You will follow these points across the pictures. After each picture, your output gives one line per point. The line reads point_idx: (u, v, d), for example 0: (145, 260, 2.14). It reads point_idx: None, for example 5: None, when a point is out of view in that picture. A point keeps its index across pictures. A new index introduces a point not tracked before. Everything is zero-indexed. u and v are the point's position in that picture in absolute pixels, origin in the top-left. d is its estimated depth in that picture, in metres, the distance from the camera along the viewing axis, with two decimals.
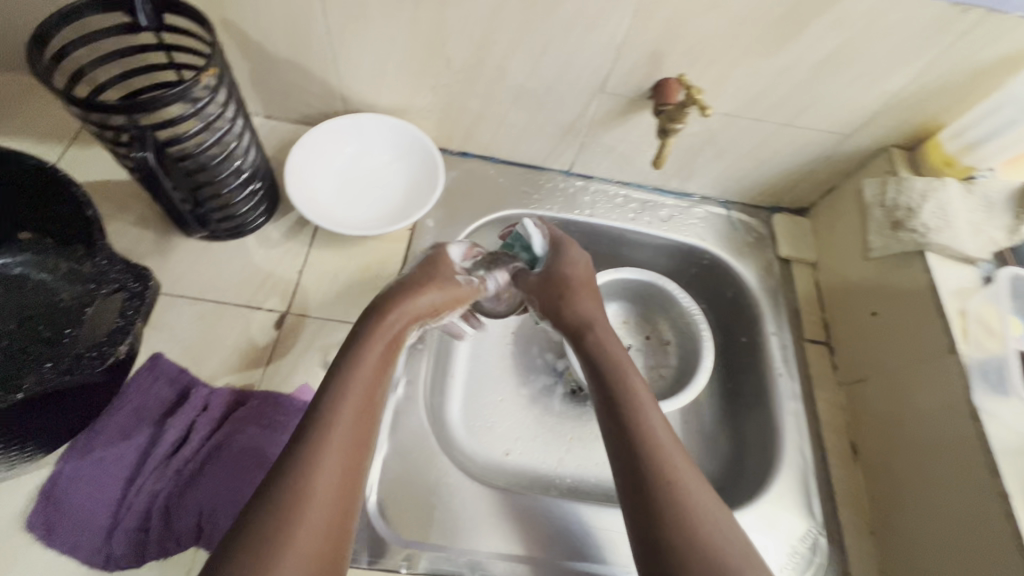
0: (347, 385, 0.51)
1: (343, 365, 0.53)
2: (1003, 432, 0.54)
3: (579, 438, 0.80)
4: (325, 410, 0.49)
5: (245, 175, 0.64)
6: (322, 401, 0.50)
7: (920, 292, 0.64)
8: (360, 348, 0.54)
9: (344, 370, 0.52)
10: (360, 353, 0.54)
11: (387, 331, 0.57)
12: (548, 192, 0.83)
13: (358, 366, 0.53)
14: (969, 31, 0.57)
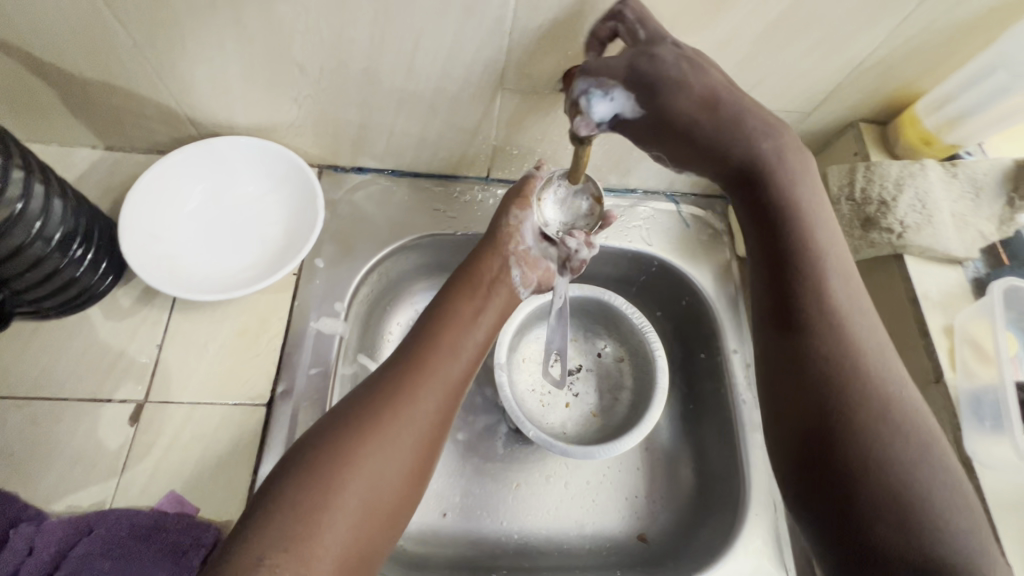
0: (451, 329, 0.51)
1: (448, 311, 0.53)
2: (999, 480, 0.45)
3: (528, 483, 0.70)
4: (424, 350, 0.49)
5: (56, 238, 0.51)
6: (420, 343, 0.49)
7: (900, 306, 0.53)
8: (464, 296, 0.54)
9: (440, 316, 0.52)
10: (463, 302, 0.54)
11: (485, 274, 0.57)
12: (464, 206, 0.70)
13: (462, 314, 0.53)
14: None
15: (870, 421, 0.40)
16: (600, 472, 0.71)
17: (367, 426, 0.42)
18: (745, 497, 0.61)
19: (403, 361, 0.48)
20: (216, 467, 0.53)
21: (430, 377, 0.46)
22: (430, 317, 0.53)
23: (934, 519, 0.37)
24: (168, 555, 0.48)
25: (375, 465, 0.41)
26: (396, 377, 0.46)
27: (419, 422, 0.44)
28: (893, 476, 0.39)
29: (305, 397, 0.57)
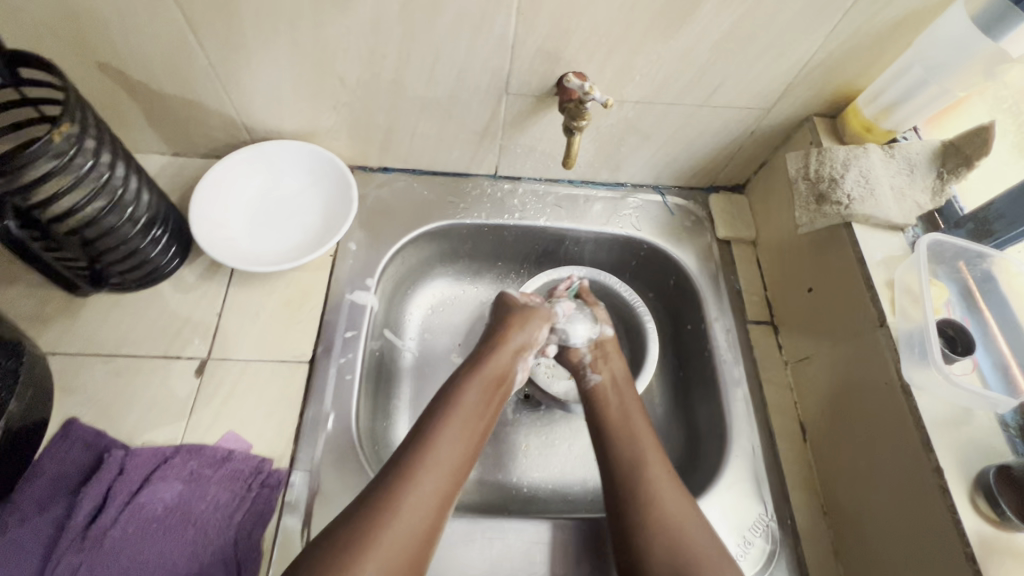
0: (449, 425, 0.57)
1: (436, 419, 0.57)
2: (934, 402, 0.53)
3: (535, 445, 0.79)
4: (422, 449, 0.55)
5: (142, 221, 0.62)
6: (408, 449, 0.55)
7: (849, 266, 0.62)
8: (461, 398, 0.60)
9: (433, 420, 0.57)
10: (462, 401, 0.60)
11: (492, 373, 0.63)
12: (475, 199, 0.81)
13: (459, 411, 0.59)
14: None
15: (663, 485, 0.57)
16: None
17: (354, 551, 0.47)
18: (728, 442, 0.67)
19: (401, 461, 0.54)
20: (268, 412, 0.62)
21: (421, 475, 0.53)
22: (433, 412, 0.58)
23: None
24: (229, 479, 0.57)
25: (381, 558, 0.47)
26: (397, 476, 0.52)
27: (415, 523, 0.50)
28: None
29: (341, 355, 0.66)
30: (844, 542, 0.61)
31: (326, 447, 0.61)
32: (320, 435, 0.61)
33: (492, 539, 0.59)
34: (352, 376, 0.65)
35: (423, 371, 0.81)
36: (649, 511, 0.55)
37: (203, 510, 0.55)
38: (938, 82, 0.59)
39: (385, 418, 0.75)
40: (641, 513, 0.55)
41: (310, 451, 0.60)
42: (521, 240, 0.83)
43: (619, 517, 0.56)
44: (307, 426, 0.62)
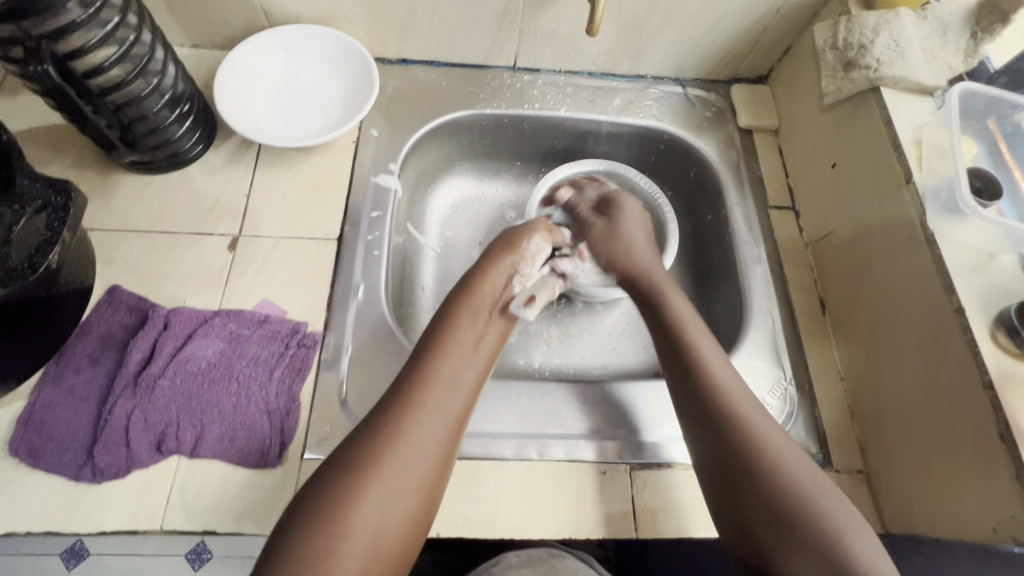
0: (439, 365, 0.52)
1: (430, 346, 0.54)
2: (957, 249, 0.53)
3: (557, 335, 0.82)
4: (418, 389, 0.50)
5: (167, 96, 0.62)
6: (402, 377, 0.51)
7: (876, 131, 0.62)
8: (451, 339, 0.54)
9: (429, 347, 0.54)
10: (457, 346, 0.54)
11: (483, 302, 0.60)
12: (494, 90, 0.80)
13: (455, 352, 0.54)
14: None
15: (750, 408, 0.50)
16: (620, 325, 0.83)
17: (356, 480, 0.44)
18: (748, 316, 0.69)
19: (399, 390, 0.50)
20: (300, 283, 0.64)
21: (419, 419, 0.48)
22: (424, 351, 0.53)
23: (831, 530, 0.43)
24: (268, 339, 0.60)
25: (374, 504, 0.43)
26: (391, 417, 0.47)
27: (414, 467, 0.46)
28: (794, 509, 0.44)
29: (368, 233, 0.68)
30: (859, 402, 0.62)
31: (358, 315, 0.63)
32: (352, 303, 0.64)
33: (521, 395, 0.61)
34: (380, 252, 0.67)
35: (445, 264, 0.82)
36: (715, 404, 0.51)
37: (244, 365, 0.58)
38: None
39: (411, 306, 0.77)
40: (709, 401, 0.51)
41: (342, 318, 0.63)
42: (541, 134, 0.83)
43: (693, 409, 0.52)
44: (338, 295, 0.64)
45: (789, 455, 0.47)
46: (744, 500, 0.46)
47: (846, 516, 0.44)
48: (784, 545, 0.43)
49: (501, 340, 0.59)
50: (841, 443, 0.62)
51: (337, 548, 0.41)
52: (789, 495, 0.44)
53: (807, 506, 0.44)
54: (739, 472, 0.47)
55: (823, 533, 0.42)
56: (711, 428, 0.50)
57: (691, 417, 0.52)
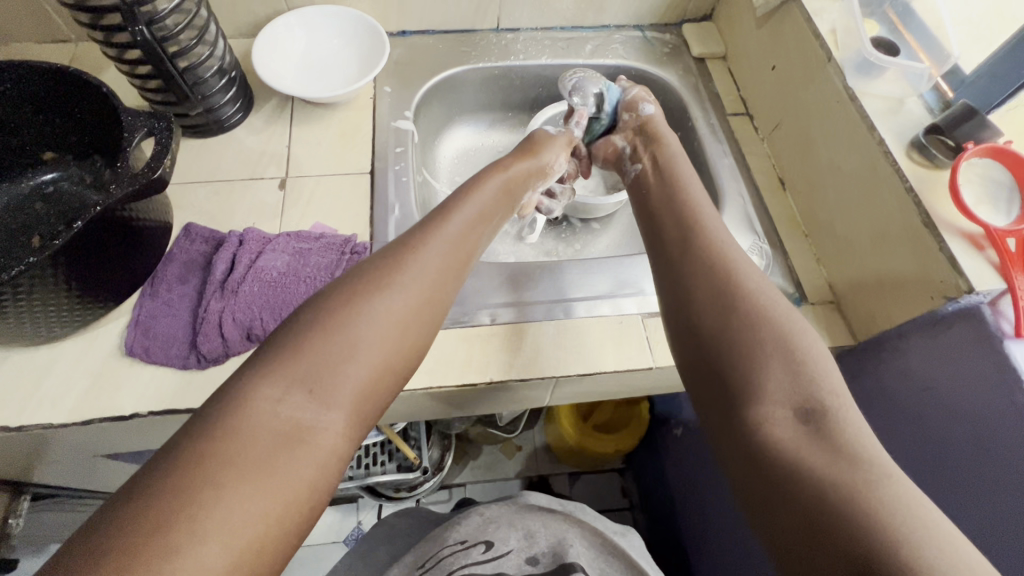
0: (417, 256, 0.56)
1: (413, 241, 0.58)
2: (872, 100, 0.67)
3: (561, 252, 0.95)
4: (407, 248, 0.56)
5: (216, 66, 0.74)
6: (382, 260, 0.55)
7: (800, 28, 0.76)
8: (439, 218, 0.62)
9: (411, 243, 0.57)
10: (441, 221, 0.61)
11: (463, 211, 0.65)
12: (484, 48, 0.94)
13: (446, 228, 0.61)
14: None
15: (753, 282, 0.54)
16: (614, 238, 0.96)
17: (329, 338, 0.47)
18: (722, 198, 0.82)
19: (377, 268, 0.53)
20: (343, 208, 0.75)
21: (410, 266, 0.54)
22: (404, 244, 0.57)
23: (801, 361, 0.47)
24: (326, 249, 0.70)
25: (370, 321, 0.49)
26: (386, 263, 0.54)
27: (382, 339, 0.49)
28: (766, 331, 0.49)
29: (396, 164, 0.80)
30: (823, 246, 0.75)
31: (398, 227, 0.75)
32: (392, 219, 0.75)
33: (542, 272, 0.73)
34: (407, 178, 0.80)
35: None
36: (700, 257, 0.57)
37: (310, 269, 0.68)
38: None
39: None
40: (694, 253, 0.58)
41: (384, 230, 0.74)
42: (528, 81, 0.96)
43: (678, 263, 0.58)
44: (379, 214, 0.75)
45: (769, 301, 0.52)
46: (716, 326, 0.51)
47: (813, 344, 0.49)
48: (747, 365, 0.48)
49: (469, 252, 0.62)
50: (812, 281, 0.74)
51: (337, 353, 0.47)
52: (764, 325, 0.50)
53: (780, 339, 0.48)
54: (717, 308, 0.52)
55: (794, 359, 0.47)
56: (692, 274, 0.56)
57: (676, 269, 0.59)
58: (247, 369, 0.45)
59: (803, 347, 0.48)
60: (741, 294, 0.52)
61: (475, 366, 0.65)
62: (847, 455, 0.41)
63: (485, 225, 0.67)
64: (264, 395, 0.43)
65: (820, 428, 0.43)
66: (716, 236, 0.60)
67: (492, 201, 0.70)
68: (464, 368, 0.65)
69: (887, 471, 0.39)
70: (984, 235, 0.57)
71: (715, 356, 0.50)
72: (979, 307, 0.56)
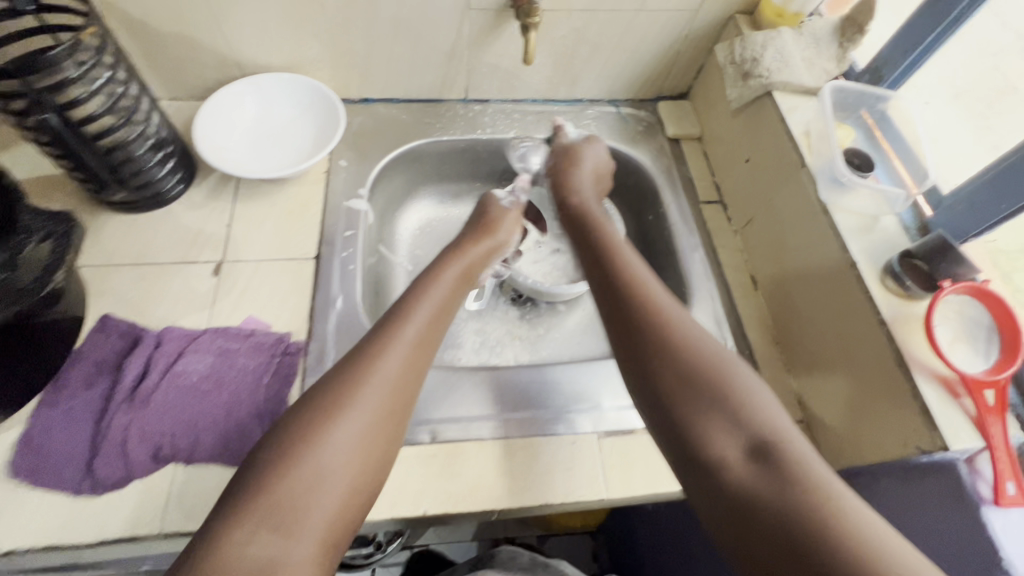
0: (381, 358, 0.53)
1: (379, 338, 0.55)
2: (846, 216, 0.63)
3: (524, 336, 0.89)
4: (368, 359, 0.53)
5: (151, 140, 0.69)
6: (344, 368, 0.52)
7: (773, 127, 0.73)
8: (406, 313, 0.58)
9: (375, 343, 0.54)
10: (405, 320, 0.57)
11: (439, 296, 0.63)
12: (449, 119, 0.89)
13: (404, 331, 0.56)
14: None
15: (676, 316, 0.53)
16: (581, 322, 0.91)
17: (284, 466, 0.45)
18: (690, 297, 0.77)
19: (339, 378, 0.51)
20: (282, 299, 0.69)
21: (375, 373, 0.52)
22: (366, 345, 0.54)
23: (736, 395, 0.47)
24: (255, 351, 0.64)
25: (331, 447, 0.47)
26: (348, 378, 0.51)
27: (344, 459, 0.47)
28: (703, 369, 0.49)
29: (343, 250, 0.74)
30: (792, 359, 0.70)
31: (339, 323, 0.69)
32: (333, 313, 0.69)
33: (494, 380, 0.68)
34: (354, 266, 0.74)
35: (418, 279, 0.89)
36: (625, 293, 0.56)
37: (234, 376, 0.62)
38: None
39: None
40: (616, 293, 0.56)
41: (323, 327, 0.68)
42: (495, 155, 0.92)
43: (611, 300, 0.56)
44: (319, 307, 0.69)
45: (699, 337, 0.51)
46: (656, 373, 0.50)
47: (746, 375, 0.49)
48: (698, 409, 0.47)
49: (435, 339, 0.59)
50: (781, 397, 0.69)
51: (297, 493, 0.45)
52: (693, 364, 0.49)
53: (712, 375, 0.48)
54: (657, 349, 0.50)
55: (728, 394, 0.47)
56: (629, 309, 0.54)
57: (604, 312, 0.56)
58: (211, 519, 0.43)
59: (740, 385, 0.48)
60: (666, 332, 0.51)
61: (409, 496, 0.58)
62: (799, 494, 0.40)
63: (452, 314, 0.64)
64: (231, 544, 0.42)
65: (771, 465, 0.43)
66: (638, 270, 0.58)
67: (459, 285, 0.66)
68: (397, 499, 0.58)
69: (831, 492, 0.40)
70: (957, 379, 0.53)
71: (662, 406, 0.49)
72: (955, 464, 0.51)
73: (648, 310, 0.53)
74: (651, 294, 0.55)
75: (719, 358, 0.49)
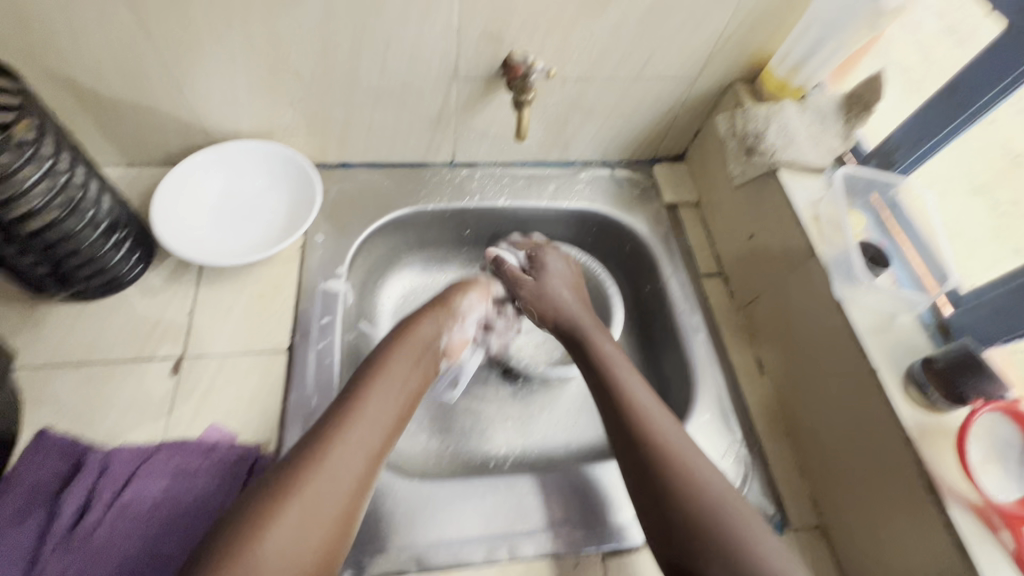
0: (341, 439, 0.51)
1: (338, 417, 0.53)
2: (863, 314, 0.60)
3: (517, 417, 0.82)
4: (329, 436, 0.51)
5: (103, 225, 0.61)
6: (301, 450, 0.49)
7: (779, 208, 0.69)
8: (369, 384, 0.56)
9: (333, 423, 0.52)
10: (366, 393, 0.55)
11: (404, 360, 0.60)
12: (435, 186, 0.84)
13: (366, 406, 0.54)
14: None
15: (680, 451, 0.55)
16: (578, 399, 0.84)
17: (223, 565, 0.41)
18: (695, 384, 0.72)
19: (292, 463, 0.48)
20: (250, 402, 0.62)
21: (332, 458, 0.49)
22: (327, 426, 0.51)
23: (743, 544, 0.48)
24: (217, 470, 0.57)
25: (278, 541, 0.43)
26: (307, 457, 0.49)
27: (293, 554, 0.44)
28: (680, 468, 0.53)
29: (319, 341, 0.68)
30: (807, 457, 0.66)
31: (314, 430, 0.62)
32: (308, 417, 0.62)
33: (486, 495, 0.61)
34: (332, 359, 0.67)
35: None
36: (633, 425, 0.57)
37: (192, 503, 0.55)
38: (835, 38, 0.66)
39: None
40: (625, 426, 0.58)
41: (296, 435, 0.61)
42: (484, 222, 0.87)
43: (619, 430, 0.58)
44: (291, 411, 0.62)
45: (682, 446, 0.55)
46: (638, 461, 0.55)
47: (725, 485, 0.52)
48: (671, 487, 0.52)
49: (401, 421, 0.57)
50: (795, 501, 0.64)
51: None
52: (699, 509, 0.50)
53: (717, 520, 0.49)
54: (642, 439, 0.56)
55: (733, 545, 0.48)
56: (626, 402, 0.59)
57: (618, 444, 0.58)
58: None
59: (742, 534, 0.49)
60: (672, 471, 0.53)
61: None
62: None
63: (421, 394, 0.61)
64: None
65: None
66: (639, 393, 0.60)
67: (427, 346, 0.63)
68: None
69: None
70: (985, 504, 0.50)
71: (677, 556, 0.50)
72: None
73: (651, 446, 0.55)
74: (651, 424, 0.57)
75: (722, 502, 0.51)
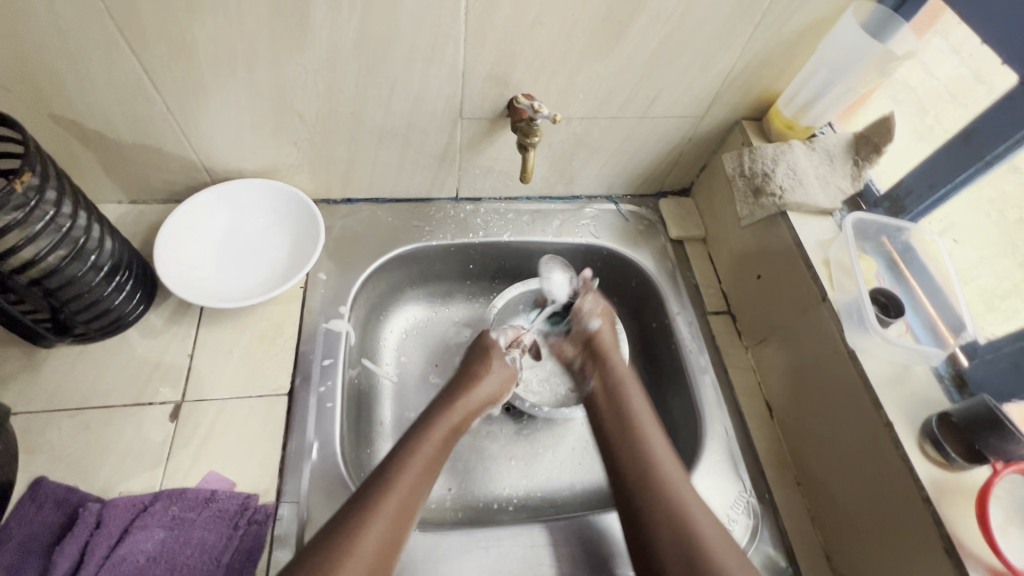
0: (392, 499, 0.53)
1: (391, 473, 0.55)
2: (875, 364, 0.58)
3: (521, 456, 0.80)
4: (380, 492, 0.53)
5: (105, 268, 0.61)
6: (357, 507, 0.52)
7: (789, 250, 0.68)
8: (409, 452, 0.58)
9: (387, 479, 0.55)
10: (404, 461, 0.57)
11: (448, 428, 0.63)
12: (439, 221, 0.83)
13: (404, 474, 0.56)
14: (763, 19, 0.63)
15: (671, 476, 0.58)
16: (583, 438, 0.82)
17: None
18: (704, 428, 0.70)
19: (348, 519, 0.51)
20: (249, 448, 0.61)
21: (383, 514, 0.52)
22: (378, 483, 0.54)
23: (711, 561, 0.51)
24: (214, 521, 0.56)
25: None
26: (348, 525, 0.50)
27: None
28: (664, 504, 0.55)
29: (320, 383, 0.67)
30: (819, 508, 0.64)
31: (314, 479, 0.60)
32: (308, 464, 0.61)
33: (489, 547, 0.60)
34: (333, 403, 0.66)
35: (405, 393, 0.79)
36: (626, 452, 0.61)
37: (189, 556, 0.54)
38: (842, 81, 0.66)
39: (368, 444, 0.73)
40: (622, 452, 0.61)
41: (295, 483, 0.60)
42: (488, 257, 0.86)
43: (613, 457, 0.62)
44: (291, 458, 0.61)
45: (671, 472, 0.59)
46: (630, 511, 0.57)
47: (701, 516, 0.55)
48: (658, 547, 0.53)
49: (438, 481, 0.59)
50: (808, 553, 0.62)
51: None
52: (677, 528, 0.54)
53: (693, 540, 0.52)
54: (636, 494, 0.57)
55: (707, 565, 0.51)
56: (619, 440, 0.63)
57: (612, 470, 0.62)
58: None
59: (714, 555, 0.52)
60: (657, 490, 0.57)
61: None
62: None
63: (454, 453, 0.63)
64: None
65: None
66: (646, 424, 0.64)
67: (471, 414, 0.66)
68: None
69: None
70: (1007, 571, 0.47)
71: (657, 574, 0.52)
72: None
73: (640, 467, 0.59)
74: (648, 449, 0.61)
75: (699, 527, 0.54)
